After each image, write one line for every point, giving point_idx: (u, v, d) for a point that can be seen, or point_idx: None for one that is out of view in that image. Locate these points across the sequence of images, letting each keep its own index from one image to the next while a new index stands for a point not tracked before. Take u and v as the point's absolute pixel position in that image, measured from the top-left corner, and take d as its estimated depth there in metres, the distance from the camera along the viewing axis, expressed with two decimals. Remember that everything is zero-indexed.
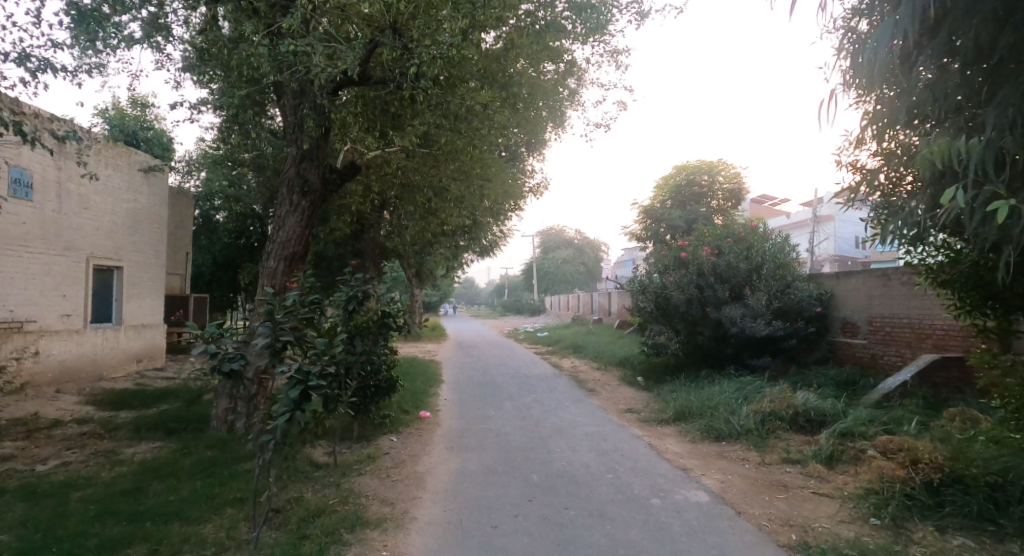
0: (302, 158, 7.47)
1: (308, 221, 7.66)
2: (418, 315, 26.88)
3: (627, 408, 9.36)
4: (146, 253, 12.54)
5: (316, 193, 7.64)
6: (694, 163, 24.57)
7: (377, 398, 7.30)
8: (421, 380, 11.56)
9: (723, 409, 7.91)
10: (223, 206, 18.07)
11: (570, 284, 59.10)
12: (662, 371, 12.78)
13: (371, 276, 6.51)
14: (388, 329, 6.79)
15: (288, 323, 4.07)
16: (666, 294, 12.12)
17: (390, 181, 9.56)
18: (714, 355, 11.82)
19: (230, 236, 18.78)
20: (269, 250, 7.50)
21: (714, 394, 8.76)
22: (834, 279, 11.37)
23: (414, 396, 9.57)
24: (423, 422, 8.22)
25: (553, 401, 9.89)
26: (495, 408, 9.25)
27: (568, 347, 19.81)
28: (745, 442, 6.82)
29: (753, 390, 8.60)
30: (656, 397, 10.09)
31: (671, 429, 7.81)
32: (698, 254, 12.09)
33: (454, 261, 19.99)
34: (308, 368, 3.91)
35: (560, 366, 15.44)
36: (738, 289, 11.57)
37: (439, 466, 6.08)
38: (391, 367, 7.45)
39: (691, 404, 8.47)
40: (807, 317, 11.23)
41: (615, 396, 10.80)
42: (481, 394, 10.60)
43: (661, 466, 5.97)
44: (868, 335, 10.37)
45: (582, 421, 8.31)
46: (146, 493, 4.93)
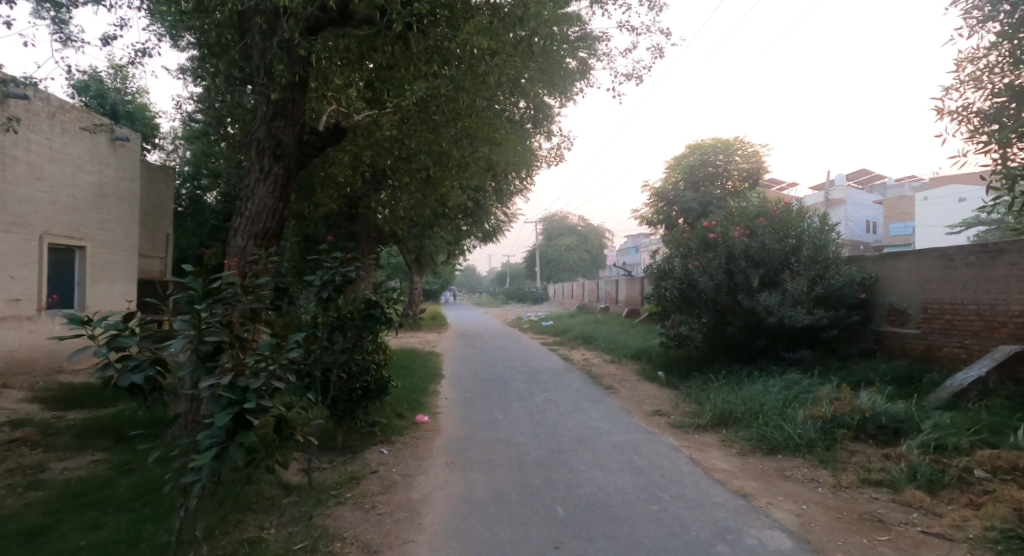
0: (274, 116, 6.25)
1: (283, 190, 6.43)
2: (418, 303, 25.75)
3: (653, 411, 8.18)
4: (115, 232, 11.38)
5: (292, 158, 6.40)
6: (708, 142, 23.17)
7: (365, 403, 6.14)
8: (420, 376, 10.37)
9: (770, 413, 6.75)
10: (208, 185, 16.82)
11: (573, 271, 57.86)
12: (684, 364, 11.60)
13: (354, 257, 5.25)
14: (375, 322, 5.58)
15: (217, 316, 2.80)
16: (691, 280, 10.90)
17: (382, 152, 8.29)
18: (744, 348, 10.64)
19: (216, 218, 17.56)
20: (235, 226, 6.25)
21: (756, 394, 7.58)
22: (880, 261, 10.12)
23: (410, 396, 8.42)
24: (420, 428, 7.05)
25: (568, 401, 8.75)
26: (503, 411, 8.10)
27: (577, 337, 18.64)
28: (809, 457, 5.65)
29: (802, 389, 7.42)
30: (685, 396, 8.93)
31: (711, 437, 6.66)
32: (727, 234, 10.86)
33: (455, 246, 18.79)
34: (245, 380, 2.66)
35: (571, 358, 14.29)
36: (774, 273, 10.35)
37: (437, 492, 4.90)
38: (381, 365, 6.27)
39: (731, 406, 7.30)
40: (849, 305, 10.03)
41: (636, 394, 9.63)
42: (487, 393, 9.44)
43: (716, 493, 4.77)
44: (921, 323, 9.16)
45: (604, 428, 7.16)
46: (51, 537, 3.74)
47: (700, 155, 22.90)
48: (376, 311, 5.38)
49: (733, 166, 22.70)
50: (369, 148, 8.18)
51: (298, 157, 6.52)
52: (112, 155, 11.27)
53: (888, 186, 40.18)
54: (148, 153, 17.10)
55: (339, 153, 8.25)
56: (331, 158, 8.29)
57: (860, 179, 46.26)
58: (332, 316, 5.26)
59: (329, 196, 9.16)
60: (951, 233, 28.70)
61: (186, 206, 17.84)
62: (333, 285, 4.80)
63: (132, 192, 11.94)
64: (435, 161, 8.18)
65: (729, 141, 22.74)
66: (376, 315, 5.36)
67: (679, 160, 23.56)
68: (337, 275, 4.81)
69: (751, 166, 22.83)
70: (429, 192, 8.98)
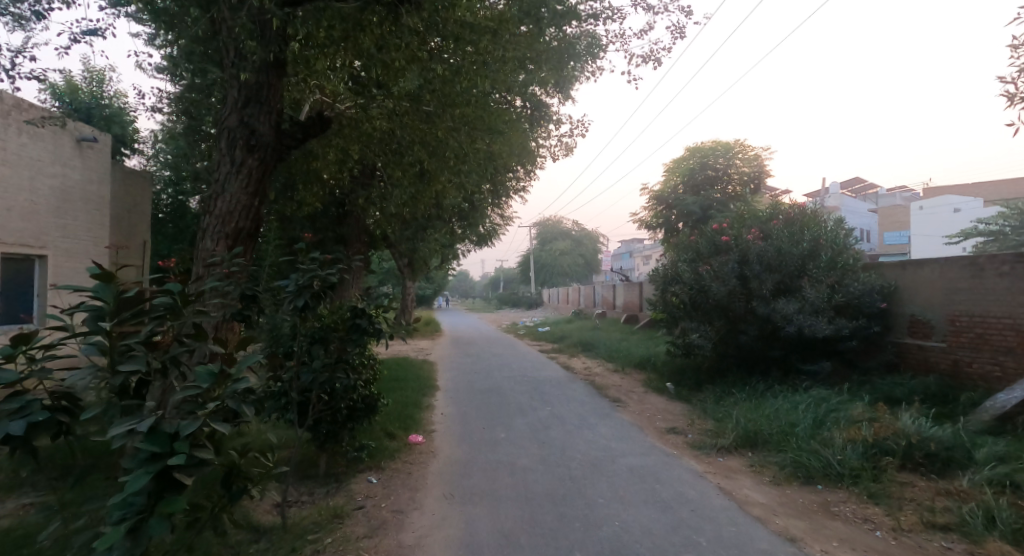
0: (246, 102, 5.56)
1: (260, 186, 5.71)
2: (410, 310, 25.00)
3: (668, 429, 7.52)
4: (81, 236, 10.59)
5: (269, 150, 5.69)
6: (708, 145, 22.60)
7: (351, 424, 5.45)
8: (412, 389, 9.65)
9: (801, 435, 6.08)
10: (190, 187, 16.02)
11: (567, 276, 57.30)
12: (692, 376, 10.95)
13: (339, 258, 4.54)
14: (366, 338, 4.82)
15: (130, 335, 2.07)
16: (702, 286, 10.26)
17: (372, 144, 7.59)
18: (758, 358, 10.00)
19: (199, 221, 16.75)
20: (204, 226, 5.55)
21: (781, 412, 6.92)
22: (899, 269, 9.46)
23: (401, 413, 7.69)
24: (413, 450, 6.34)
25: (573, 417, 8.06)
26: (503, 428, 7.42)
27: (575, 345, 17.96)
28: (854, 490, 4.97)
29: (831, 407, 6.76)
30: (699, 412, 8.27)
31: (736, 462, 5.98)
32: (740, 238, 10.23)
33: (448, 250, 18.06)
34: (173, 424, 1.94)
35: (571, 367, 13.59)
36: (791, 278, 9.72)
37: (434, 533, 4.19)
38: (370, 383, 5.56)
39: (756, 425, 6.64)
40: (868, 313, 9.42)
41: (645, 408, 8.97)
42: (486, 407, 8.74)
43: (759, 537, 4.08)
44: (948, 337, 8.53)
45: (617, 448, 6.49)
46: None
47: (699, 158, 22.33)
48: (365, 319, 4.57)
49: (733, 169, 22.14)
50: (352, 145, 7.44)
51: (275, 149, 5.81)
52: (77, 153, 10.48)
53: (884, 192, 39.93)
54: (127, 156, 16.26)
55: (316, 146, 7.48)
56: (311, 149, 7.52)
57: (855, 184, 46.02)
58: (310, 328, 4.52)
59: (314, 195, 8.46)
60: (950, 238, 28.35)
61: (168, 210, 17.01)
62: (313, 292, 4.03)
63: (102, 193, 11.16)
64: (432, 155, 7.55)
65: (729, 144, 22.18)
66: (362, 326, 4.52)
67: (677, 163, 22.98)
68: (316, 279, 4.03)
69: (752, 169, 22.27)
70: (422, 189, 8.32)
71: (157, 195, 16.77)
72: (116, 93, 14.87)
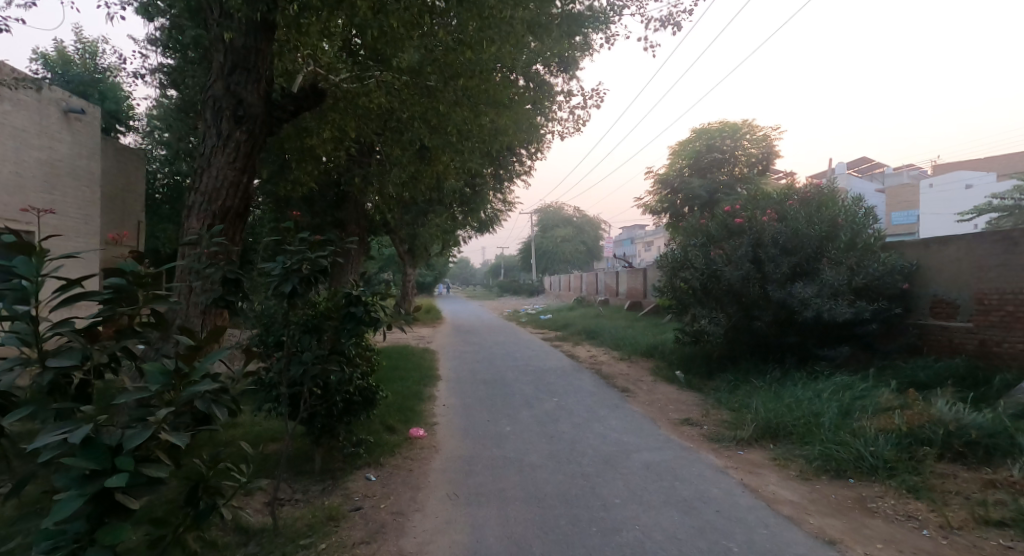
0: (232, 70, 5.14)
1: (249, 162, 5.30)
2: (411, 297, 24.66)
3: (682, 420, 7.17)
4: (72, 218, 10.18)
5: (258, 122, 5.27)
6: (714, 126, 22.07)
7: (349, 419, 5.13)
8: (413, 378, 9.31)
9: (827, 424, 5.73)
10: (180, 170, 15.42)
11: (569, 262, 56.90)
12: (703, 363, 10.60)
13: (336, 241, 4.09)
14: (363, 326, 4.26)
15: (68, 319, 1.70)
16: (715, 270, 9.87)
17: (369, 119, 7.16)
18: (772, 345, 9.64)
19: None
20: (189, 204, 5.16)
21: (802, 400, 6.57)
22: (921, 248, 9.03)
23: (402, 404, 7.35)
24: (415, 445, 6.00)
25: (582, 409, 7.73)
26: (507, 422, 7.08)
27: (579, 332, 17.61)
28: (890, 483, 4.62)
29: (856, 394, 6.40)
30: (713, 402, 7.92)
31: (758, 455, 5.64)
32: (754, 219, 9.81)
33: (449, 235, 17.64)
34: (116, 435, 1.55)
35: (577, 355, 13.25)
36: (807, 261, 9.32)
37: (438, 538, 3.85)
38: (368, 375, 5.22)
39: (777, 414, 6.28)
40: (888, 297, 9.03)
41: (657, 397, 8.63)
42: (490, 398, 8.41)
43: (794, 538, 3.74)
44: (974, 316, 8.14)
45: (628, 442, 6.16)
46: None
47: (706, 140, 21.80)
48: (360, 304, 4.19)
49: (741, 151, 21.63)
50: (349, 122, 7.00)
51: (265, 121, 5.40)
52: (64, 131, 10.04)
53: (890, 175, 39.30)
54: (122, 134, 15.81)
55: (310, 121, 7.05)
56: (304, 123, 7.09)
57: (861, 168, 45.41)
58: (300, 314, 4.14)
59: (309, 174, 8.04)
60: (960, 222, 27.90)
61: (163, 194, 16.58)
62: (301, 274, 3.64)
63: (91, 174, 10.73)
64: (432, 128, 7.12)
65: (737, 125, 21.64)
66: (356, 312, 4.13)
67: (683, 145, 22.45)
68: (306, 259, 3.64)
69: (760, 151, 21.76)
70: (423, 169, 7.92)
71: (152, 175, 16.26)
72: (110, 67, 14.40)
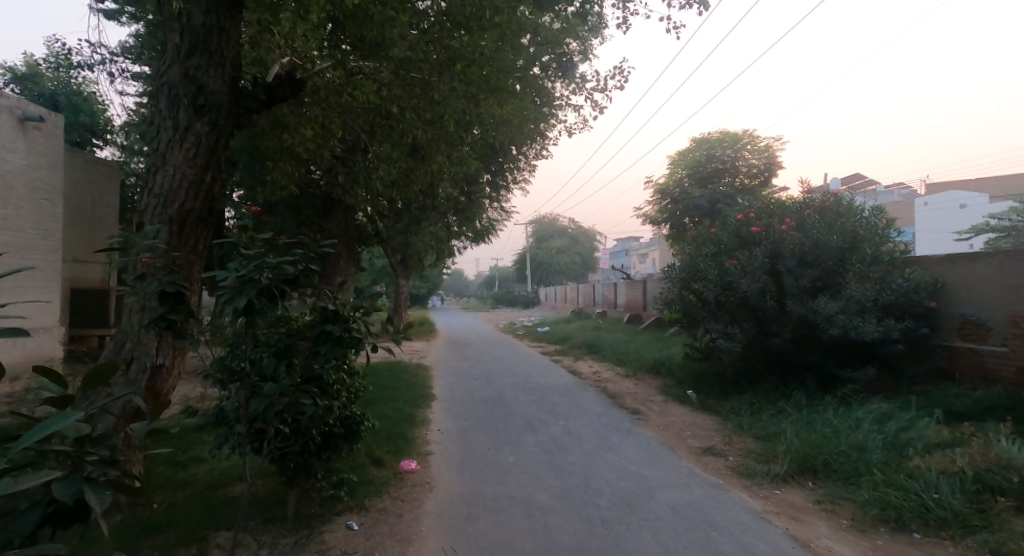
0: (192, 52, 4.46)
1: (213, 158, 4.57)
2: (404, 309, 23.91)
3: (704, 450, 6.45)
4: (28, 229, 9.43)
5: (223, 112, 4.57)
6: (715, 136, 21.50)
7: (326, 455, 4.45)
8: (404, 400, 8.55)
9: (876, 464, 5.00)
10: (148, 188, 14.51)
11: (564, 274, 56.32)
12: (715, 382, 9.90)
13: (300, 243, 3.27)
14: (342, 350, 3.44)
15: None
16: (729, 283, 9.20)
17: (355, 112, 6.47)
18: (791, 363, 8.95)
19: None
20: (142, 206, 4.44)
21: (841, 432, 5.84)
22: (946, 262, 8.33)
23: (392, 432, 6.60)
24: (404, 481, 5.25)
25: (591, 434, 6.99)
26: (510, 450, 6.34)
27: (579, 347, 16.89)
28: (965, 542, 3.89)
29: (902, 426, 5.68)
30: (734, 428, 7.19)
31: (798, 497, 4.91)
32: (771, 228, 9.15)
33: (443, 245, 16.93)
34: None
35: (578, 372, 12.52)
36: (830, 274, 8.65)
37: None
38: (349, 404, 4.51)
39: (815, 449, 5.55)
40: (915, 314, 8.35)
41: (670, 422, 7.91)
42: (489, 422, 7.66)
43: None
44: (1009, 339, 7.37)
45: (649, 476, 5.43)
46: None
47: (707, 150, 21.24)
48: (342, 320, 3.41)
49: (742, 161, 21.08)
50: (332, 115, 6.33)
51: (232, 112, 4.70)
52: (19, 137, 9.31)
53: (881, 188, 39.10)
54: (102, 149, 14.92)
55: (287, 113, 6.36)
56: (280, 114, 6.38)
57: (857, 180, 45.18)
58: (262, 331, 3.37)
59: (291, 175, 7.35)
60: (962, 234, 27.48)
61: None
62: (265, 283, 2.79)
63: (55, 182, 10.01)
64: (424, 121, 6.44)
65: (738, 135, 21.09)
66: (330, 329, 3.33)
67: (684, 155, 21.89)
68: (266, 267, 2.80)
69: (762, 161, 21.17)
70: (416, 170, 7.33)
71: None
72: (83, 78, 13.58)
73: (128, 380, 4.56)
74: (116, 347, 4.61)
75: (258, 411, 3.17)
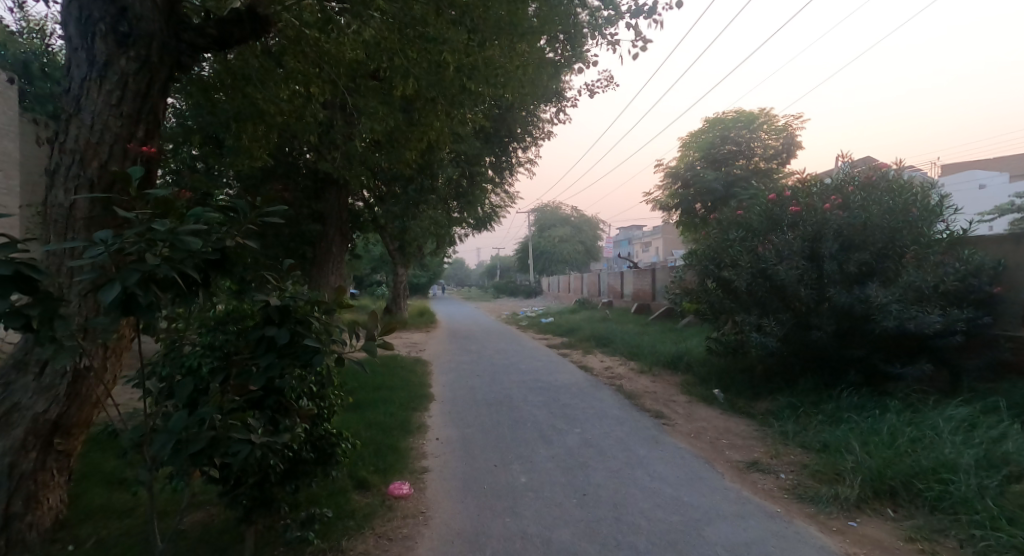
0: None
1: (147, 107, 3.60)
2: (404, 299, 23.08)
3: (746, 463, 5.46)
4: None
5: (156, 45, 3.61)
6: (730, 115, 20.36)
7: (295, 484, 3.54)
8: (398, 403, 7.62)
9: (979, 490, 4.01)
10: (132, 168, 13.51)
11: (566, 263, 55.37)
12: (744, 381, 8.91)
13: (234, 209, 2.20)
14: (299, 361, 2.42)
15: None
16: (763, 269, 8.20)
17: (334, 62, 5.68)
18: (833, 359, 7.95)
19: None
20: (52, 167, 3.41)
21: (919, 446, 4.85)
22: (1012, 243, 7.29)
23: (383, 443, 5.65)
24: (392, 511, 4.28)
25: (612, 445, 6.03)
26: (520, 468, 5.34)
27: (587, 339, 15.95)
28: None
29: (996, 439, 4.68)
30: (779, 437, 6.20)
31: (882, 531, 3.93)
32: (814, 207, 8.13)
33: (443, 230, 15.94)
34: None
35: (589, 367, 11.58)
36: (878, 258, 7.65)
37: None
38: (322, 421, 3.60)
39: (892, 467, 4.56)
40: (976, 302, 7.30)
41: (698, 426, 6.94)
42: (495, 429, 6.73)
43: None
44: None
45: (691, 504, 4.46)
46: None
47: (720, 131, 20.16)
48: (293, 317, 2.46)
49: (757, 142, 19.99)
50: (309, 70, 5.64)
51: (169, 46, 3.72)
52: None
53: None
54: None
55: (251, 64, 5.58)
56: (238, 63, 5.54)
57: None
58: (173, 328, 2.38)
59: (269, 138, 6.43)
60: (982, 220, 26.42)
61: None
62: (153, 260, 1.74)
63: (12, 157, 9.06)
64: (418, 67, 5.59)
65: (753, 115, 19.99)
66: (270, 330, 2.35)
67: (695, 136, 20.81)
68: (160, 240, 1.77)
69: (779, 142, 20.06)
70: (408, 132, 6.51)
71: None
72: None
73: (41, 388, 3.43)
74: (26, 345, 3.46)
75: (162, 456, 2.11)
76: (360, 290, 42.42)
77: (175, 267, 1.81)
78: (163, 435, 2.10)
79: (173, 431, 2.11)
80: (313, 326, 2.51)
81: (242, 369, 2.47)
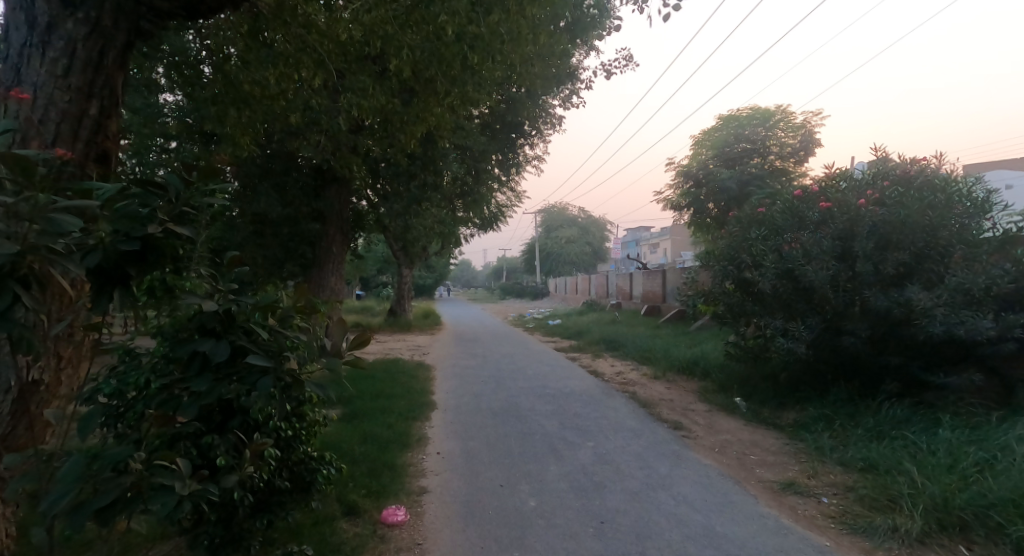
0: None
1: (102, 82, 3.10)
2: (408, 300, 22.62)
3: (783, 484, 4.90)
4: None
5: (111, 9, 3.13)
6: (744, 112, 19.75)
7: (271, 516, 3.03)
8: (399, 413, 7.12)
9: None
10: None
11: (573, 264, 54.78)
12: (767, 389, 8.34)
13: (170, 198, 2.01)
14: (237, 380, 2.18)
15: None
16: (791, 270, 7.65)
17: (322, 40, 5.46)
18: (866, 367, 7.38)
19: None
20: None
21: (989, 473, 4.28)
22: None
23: (380, 461, 5.15)
24: (386, 543, 3.76)
25: (630, 462, 5.50)
26: (528, 491, 4.79)
27: (597, 343, 15.39)
28: None
29: None
30: (815, 454, 5.65)
31: None
32: (847, 202, 7.56)
33: (448, 230, 15.46)
34: None
35: (600, 372, 11.05)
36: (917, 258, 7.08)
37: None
38: (302, 441, 3.11)
39: (961, 497, 4.00)
40: None
41: (723, 440, 6.40)
42: (501, 442, 6.23)
43: None
44: None
45: (725, 537, 3.88)
46: None
47: (734, 128, 19.55)
48: (238, 325, 2.24)
49: (773, 140, 19.33)
50: (297, 51, 5.46)
51: (129, 11, 3.24)
52: None
53: None
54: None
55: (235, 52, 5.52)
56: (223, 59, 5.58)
57: None
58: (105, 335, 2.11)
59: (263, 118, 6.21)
60: None
61: None
62: (16, 247, 1.47)
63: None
64: (415, 39, 5.42)
65: (769, 112, 19.36)
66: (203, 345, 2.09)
67: (708, 134, 20.20)
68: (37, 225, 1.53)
69: (797, 140, 19.32)
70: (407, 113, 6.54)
71: None
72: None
73: None
74: None
75: (56, 514, 1.60)
76: (365, 290, 42.01)
77: (56, 264, 1.60)
78: (55, 488, 1.62)
79: (67, 483, 1.64)
80: (260, 340, 2.26)
81: (170, 395, 2.16)
